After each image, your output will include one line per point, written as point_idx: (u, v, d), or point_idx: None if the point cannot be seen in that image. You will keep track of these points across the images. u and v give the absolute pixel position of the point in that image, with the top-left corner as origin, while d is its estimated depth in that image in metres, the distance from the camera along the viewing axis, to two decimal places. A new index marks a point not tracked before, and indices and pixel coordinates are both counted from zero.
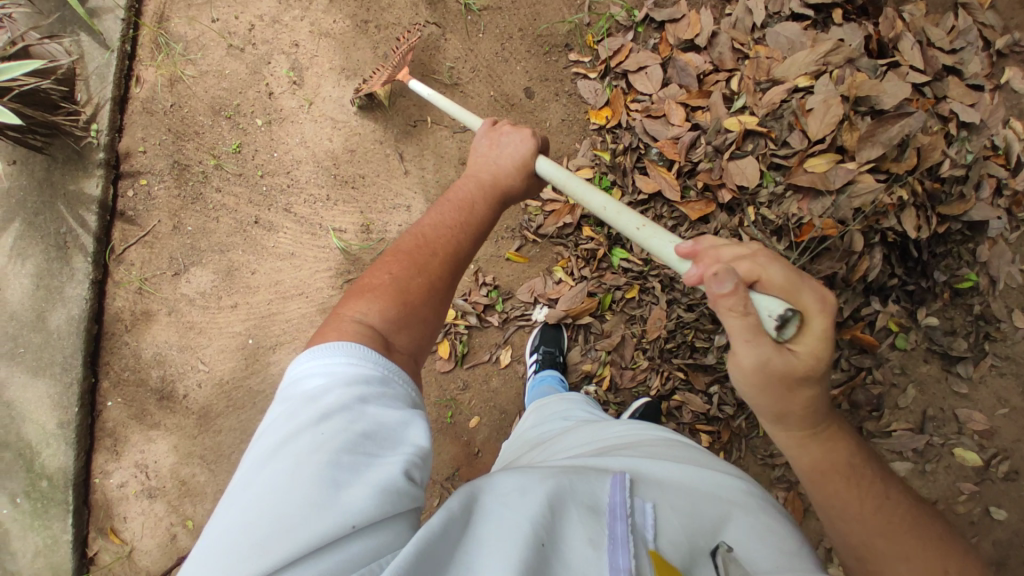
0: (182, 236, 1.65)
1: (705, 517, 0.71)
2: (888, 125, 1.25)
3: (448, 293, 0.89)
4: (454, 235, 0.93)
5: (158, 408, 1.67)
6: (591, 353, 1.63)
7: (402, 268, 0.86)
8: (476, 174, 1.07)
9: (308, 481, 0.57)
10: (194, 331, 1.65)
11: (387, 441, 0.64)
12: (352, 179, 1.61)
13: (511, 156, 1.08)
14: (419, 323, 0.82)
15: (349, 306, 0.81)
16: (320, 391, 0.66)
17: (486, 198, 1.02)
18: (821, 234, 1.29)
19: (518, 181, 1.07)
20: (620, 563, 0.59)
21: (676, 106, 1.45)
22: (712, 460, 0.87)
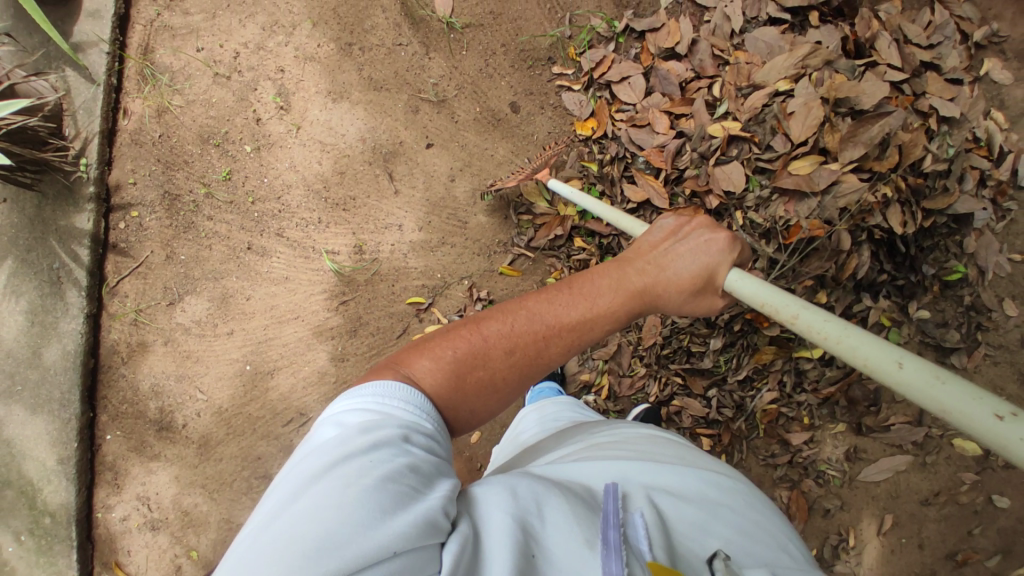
0: (176, 265, 1.65)
1: (696, 523, 0.71)
2: (869, 125, 1.27)
3: (504, 392, 0.85)
4: (546, 339, 0.86)
5: (158, 439, 1.66)
6: (589, 363, 1.64)
7: (472, 351, 0.82)
8: (631, 266, 0.95)
9: (354, 506, 0.56)
10: (191, 359, 1.65)
11: (430, 478, 0.63)
12: (343, 201, 1.62)
13: (682, 258, 0.95)
14: (460, 413, 0.80)
15: (410, 354, 0.80)
16: (373, 424, 0.66)
17: (615, 300, 0.92)
18: (809, 235, 1.31)
19: (673, 291, 0.95)
20: (613, 568, 0.58)
21: (660, 115, 1.46)
22: (701, 458, 0.87)
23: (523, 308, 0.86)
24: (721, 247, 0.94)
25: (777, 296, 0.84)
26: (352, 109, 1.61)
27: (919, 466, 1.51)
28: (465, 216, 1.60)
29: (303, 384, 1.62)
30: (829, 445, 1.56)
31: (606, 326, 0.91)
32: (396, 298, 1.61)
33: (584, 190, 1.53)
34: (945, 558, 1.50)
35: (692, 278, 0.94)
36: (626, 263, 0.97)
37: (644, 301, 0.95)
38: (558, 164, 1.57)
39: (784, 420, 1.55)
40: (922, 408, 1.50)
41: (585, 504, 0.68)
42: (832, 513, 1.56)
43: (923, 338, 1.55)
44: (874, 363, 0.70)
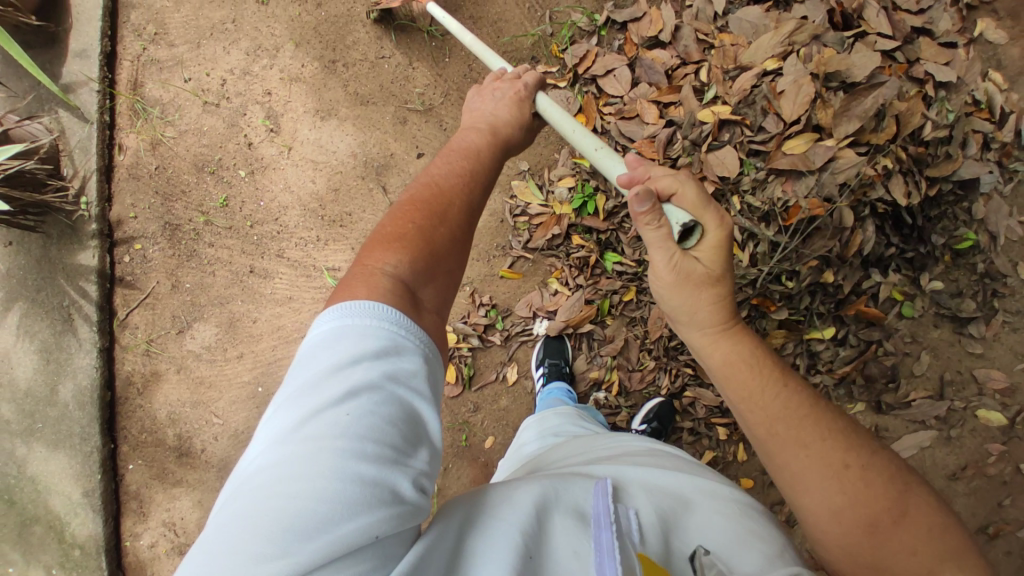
0: (182, 294, 1.67)
1: (688, 526, 0.76)
2: (862, 98, 1.24)
3: (466, 247, 0.89)
4: (465, 182, 0.93)
5: (178, 465, 1.69)
6: (597, 360, 1.61)
7: (424, 218, 0.85)
8: (474, 125, 1.07)
9: (331, 473, 0.54)
10: (204, 385, 1.68)
11: (408, 431, 0.62)
12: (339, 218, 1.63)
13: (502, 100, 1.11)
14: (443, 275, 0.82)
15: (374, 250, 0.79)
16: (346, 363, 0.62)
17: (490, 146, 1.03)
18: (810, 215, 1.27)
19: (521, 129, 1.10)
20: (608, 572, 0.62)
21: (648, 105, 1.43)
22: (701, 470, 0.92)
23: (430, 173, 0.93)
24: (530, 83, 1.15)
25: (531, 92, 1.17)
26: (341, 126, 1.61)
27: (944, 441, 1.56)
28: None
29: None
30: None
31: (493, 175, 1.02)
32: None
33: (577, 186, 1.53)
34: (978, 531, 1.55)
35: (517, 108, 1.11)
36: (473, 126, 1.07)
37: (510, 143, 1.09)
38: (550, 163, 1.58)
39: None
40: (942, 381, 1.56)
41: (579, 506, 0.71)
42: None
43: (939, 309, 1.55)
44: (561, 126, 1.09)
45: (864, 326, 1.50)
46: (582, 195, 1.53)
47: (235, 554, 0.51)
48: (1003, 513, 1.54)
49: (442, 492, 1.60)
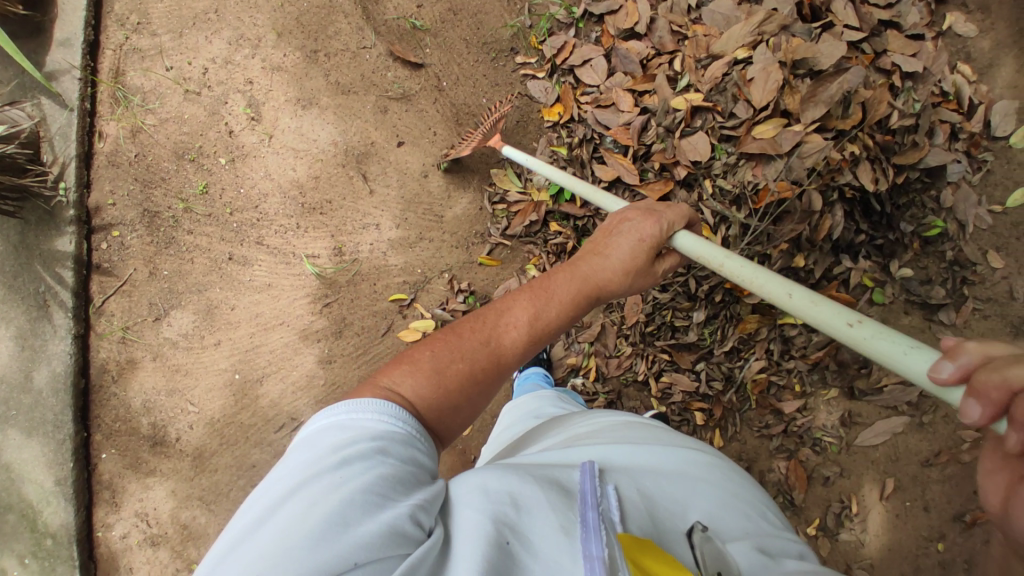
0: (159, 281, 1.67)
1: (671, 499, 0.77)
2: (828, 83, 1.27)
3: (489, 385, 0.88)
4: (514, 324, 0.91)
5: (152, 455, 1.70)
6: (574, 346, 1.63)
7: (445, 350, 0.86)
8: (578, 262, 1.04)
9: (320, 518, 0.59)
10: (181, 373, 1.68)
11: (402, 486, 0.65)
12: (319, 205, 1.64)
13: (625, 245, 1.03)
14: (449, 410, 0.83)
15: (392, 365, 0.84)
16: (346, 441, 0.68)
17: (574, 284, 0.99)
18: (778, 197, 1.29)
19: (621, 277, 1.02)
20: (593, 551, 0.60)
21: (623, 93, 1.46)
22: (677, 437, 0.95)
23: (489, 308, 0.92)
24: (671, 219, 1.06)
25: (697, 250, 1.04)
26: (322, 114, 1.63)
27: (917, 427, 1.61)
28: (440, 211, 1.62)
29: (292, 389, 1.65)
30: (823, 411, 1.64)
31: (569, 317, 0.98)
32: (379, 297, 1.63)
33: (554, 174, 1.55)
34: (954, 518, 1.59)
35: (632, 260, 1.03)
36: (578, 262, 1.04)
37: (605, 290, 1.03)
38: (530, 151, 1.59)
39: (775, 389, 1.61)
40: None
41: (563, 489, 0.72)
42: (832, 480, 1.65)
43: (908, 296, 1.60)
44: (774, 293, 0.86)
45: None
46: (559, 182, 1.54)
47: None
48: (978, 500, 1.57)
49: None
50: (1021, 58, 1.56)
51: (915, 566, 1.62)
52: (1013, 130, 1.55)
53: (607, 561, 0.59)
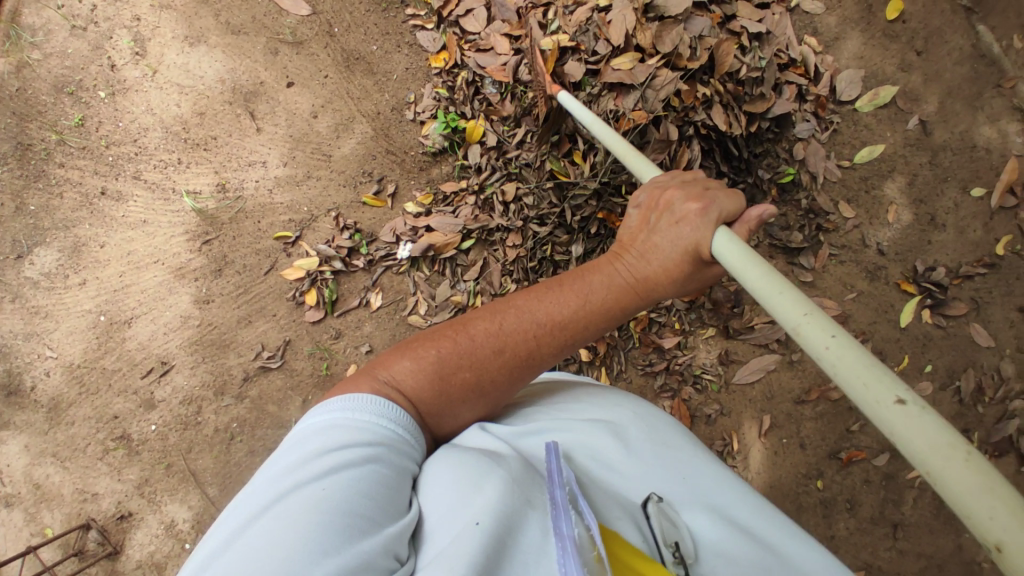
0: (25, 217, 1.62)
1: (632, 478, 0.85)
2: (671, 28, 1.42)
3: (498, 391, 0.90)
4: (534, 335, 0.89)
5: (7, 405, 1.59)
6: (460, 285, 1.60)
7: (454, 353, 0.88)
8: (617, 262, 0.92)
9: (307, 531, 0.64)
10: (41, 315, 1.60)
11: (388, 504, 0.71)
12: (203, 141, 1.63)
13: (676, 245, 0.88)
14: (446, 414, 0.88)
15: (394, 356, 0.88)
16: (338, 447, 0.73)
17: (611, 293, 0.90)
18: (635, 124, 1.43)
19: (670, 282, 0.90)
20: (564, 528, 0.69)
21: (500, 38, 1.56)
22: (619, 396, 1.01)
23: (505, 310, 0.90)
24: (722, 203, 0.86)
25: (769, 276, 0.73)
26: (210, 52, 1.65)
27: (788, 365, 1.72)
28: (329, 149, 1.63)
29: (163, 330, 1.58)
30: (703, 350, 1.72)
31: (602, 324, 0.92)
32: (262, 235, 1.61)
33: (438, 116, 1.61)
34: (832, 458, 1.69)
35: (685, 264, 0.88)
36: (620, 257, 0.94)
37: (649, 296, 0.92)
38: (416, 97, 1.64)
39: (656, 327, 1.70)
40: None
41: (530, 475, 0.79)
42: (714, 419, 1.72)
43: (772, 242, 1.76)
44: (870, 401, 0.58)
45: None
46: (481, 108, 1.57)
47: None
48: (856, 440, 1.69)
49: None
50: (865, 32, 1.75)
51: (795, 505, 1.68)
52: (859, 95, 1.74)
53: (577, 539, 0.67)
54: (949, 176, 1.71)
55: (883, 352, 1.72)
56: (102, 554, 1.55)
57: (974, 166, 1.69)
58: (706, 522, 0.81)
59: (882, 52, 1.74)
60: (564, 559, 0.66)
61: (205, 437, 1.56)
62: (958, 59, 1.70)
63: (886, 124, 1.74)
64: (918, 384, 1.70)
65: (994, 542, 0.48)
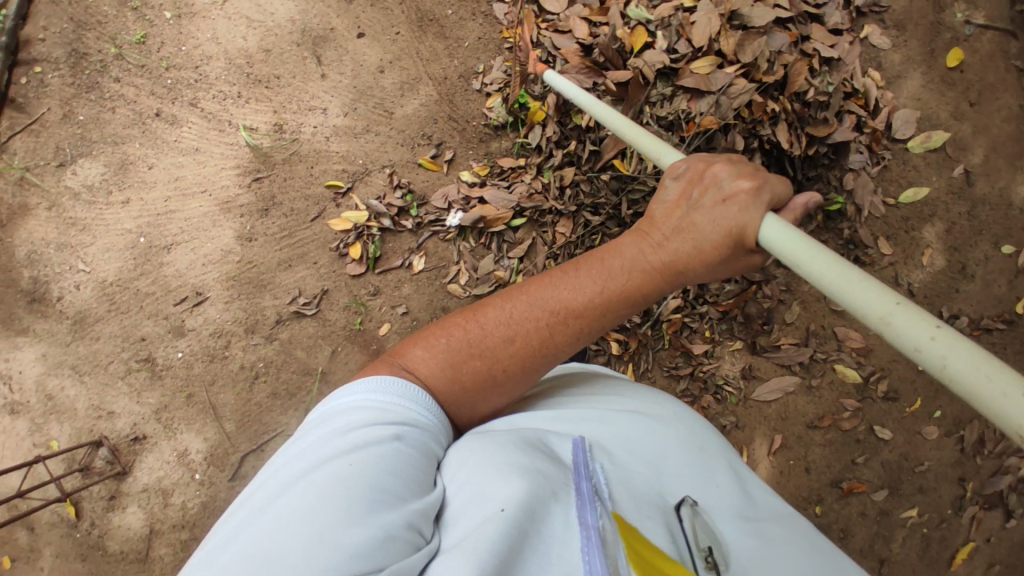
0: (73, 125, 1.61)
1: (665, 479, 0.83)
2: (753, 41, 1.39)
3: (512, 382, 0.85)
4: (548, 323, 0.84)
5: (28, 312, 1.58)
6: (503, 262, 1.60)
7: (467, 341, 0.84)
8: (653, 243, 0.85)
9: (335, 511, 0.62)
10: (77, 228, 1.59)
11: (413, 485, 0.70)
12: (266, 78, 1.61)
13: (718, 228, 0.82)
14: (463, 404, 0.85)
15: (411, 346, 0.86)
16: (364, 426, 0.71)
17: (641, 277, 0.83)
18: (703, 130, 1.39)
19: (704, 267, 0.83)
20: (589, 520, 0.67)
21: (580, 21, 1.52)
22: (652, 395, 0.99)
23: (517, 298, 0.85)
24: (774, 186, 0.82)
25: (843, 273, 0.70)
26: None
27: (805, 389, 1.75)
28: (391, 106, 1.62)
29: (202, 262, 1.57)
30: (727, 361, 1.75)
31: (623, 311, 0.85)
32: (314, 181, 1.60)
33: (507, 90, 1.59)
34: (833, 486, 1.74)
35: (723, 247, 0.82)
36: (648, 235, 0.86)
37: (683, 280, 0.85)
38: (486, 68, 1.63)
39: (687, 331, 1.72)
40: (808, 331, 1.73)
41: (557, 465, 0.77)
42: (727, 430, 1.75)
43: None
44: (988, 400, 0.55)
45: None
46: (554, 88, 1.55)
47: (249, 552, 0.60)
48: (859, 472, 1.74)
49: (325, 376, 1.55)
50: (925, 75, 1.70)
51: None
52: (911, 136, 1.69)
53: (601, 531, 0.65)
54: (983, 230, 1.70)
55: (899, 391, 1.72)
56: (110, 473, 1.55)
57: (1007, 224, 1.69)
58: (733, 529, 0.78)
59: (939, 98, 1.70)
60: (586, 549, 0.63)
61: (230, 373, 1.56)
62: (1005, 117, 1.69)
63: (933, 168, 1.70)
64: (925, 427, 1.72)
65: None
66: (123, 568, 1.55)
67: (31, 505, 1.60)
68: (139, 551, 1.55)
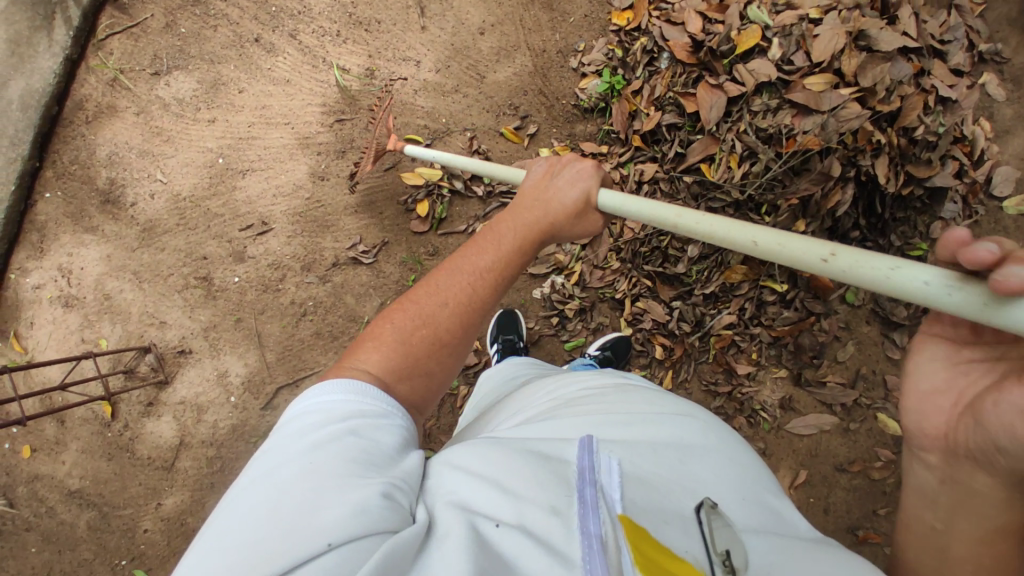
0: (172, 36, 1.62)
1: (679, 477, 0.68)
2: (874, 66, 1.32)
3: (457, 342, 0.84)
4: (470, 281, 0.86)
5: (100, 211, 1.61)
6: (566, 247, 1.75)
7: (407, 318, 0.81)
8: (529, 215, 0.98)
9: (296, 505, 0.56)
10: (161, 138, 1.61)
11: (378, 466, 0.63)
12: (367, 21, 1.60)
13: (576, 194, 1.03)
14: (422, 375, 0.79)
15: (354, 348, 0.79)
16: (315, 424, 0.66)
17: (528, 234, 0.95)
18: (803, 149, 1.31)
19: (568, 221, 1.01)
20: (591, 529, 0.57)
21: (694, 16, 1.45)
22: (668, 399, 0.85)
23: (439, 272, 0.86)
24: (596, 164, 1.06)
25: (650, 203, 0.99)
26: None
27: (841, 431, 1.70)
28: (484, 70, 1.60)
29: (274, 192, 1.59)
30: (768, 387, 1.70)
31: (522, 261, 0.94)
32: (395, 131, 1.60)
33: (603, 73, 1.56)
34: (849, 533, 1.69)
35: (576, 203, 1.01)
36: (517, 210, 0.99)
37: (555, 234, 1.00)
38: (586, 48, 1.60)
39: (734, 350, 1.68)
40: (858, 373, 1.68)
41: (555, 464, 0.66)
42: None
43: (875, 307, 1.66)
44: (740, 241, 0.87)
45: (812, 296, 1.62)
46: (652, 78, 1.50)
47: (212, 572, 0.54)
48: (879, 525, 1.68)
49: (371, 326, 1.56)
50: None
51: None
52: (1009, 195, 1.52)
53: (606, 540, 0.56)
54: None
55: None
56: (152, 381, 1.59)
57: None
58: (763, 536, 0.64)
59: None
60: (587, 558, 0.55)
61: (281, 305, 1.59)
62: None
63: None
64: None
65: (830, 254, 0.77)
66: (146, 474, 1.59)
67: (64, 400, 1.62)
68: (165, 461, 1.59)
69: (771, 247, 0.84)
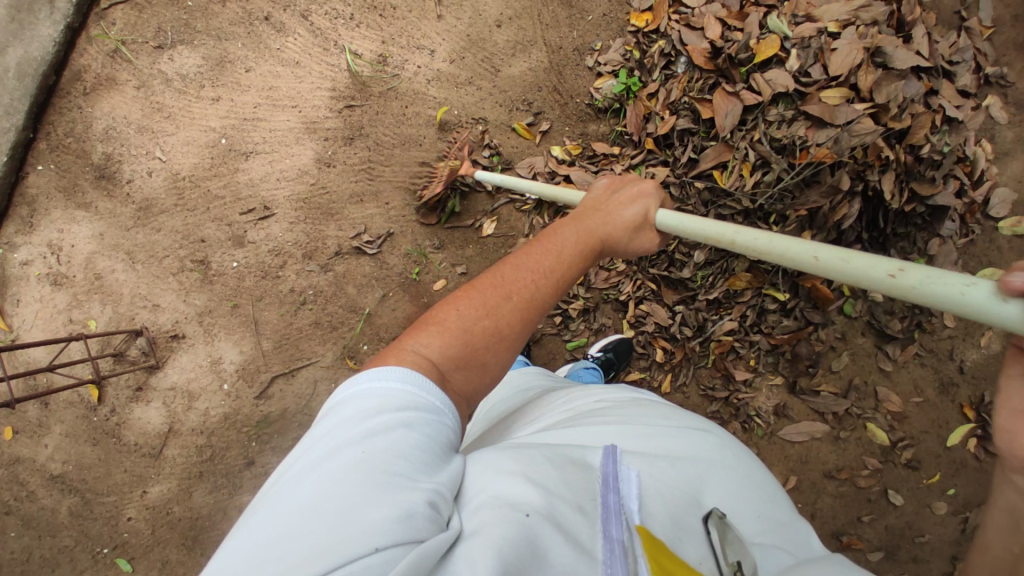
0: (178, 9, 1.56)
1: (692, 486, 0.67)
2: (887, 83, 1.33)
3: (514, 339, 0.80)
4: (535, 279, 0.83)
5: (94, 187, 1.55)
6: None
7: (470, 306, 0.78)
8: (590, 224, 0.96)
9: (343, 499, 0.53)
10: (162, 114, 1.56)
11: (427, 466, 0.59)
12: (382, 6, 1.56)
13: (630, 213, 1.00)
14: (478, 368, 0.75)
15: (412, 332, 0.75)
16: (367, 411, 0.62)
17: (587, 241, 0.93)
18: (815, 161, 1.32)
19: (623, 236, 0.99)
20: (613, 534, 0.58)
21: (714, 21, 1.45)
22: (683, 413, 0.85)
23: (503, 266, 0.83)
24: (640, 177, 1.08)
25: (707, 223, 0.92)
26: None
27: (831, 439, 1.72)
28: (499, 64, 1.58)
29: (278, 176, 1.55)
30: (763, 394, 1.72)
31: (578, 267, 0.91)
32: (405, 121, 1.56)
33: (619, 74, 1.56)
34: (833, 537, 1.72)
35: (636, 219, 1.00)
36: (577, 219, 0.97)
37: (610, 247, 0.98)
38: (603, 47, 1.58)
39: (733, 356, 1.69)
40: (850, 384, 1.69)
41: (578, 471, 0.65)
42: None
43: (870, 320, 1.65)
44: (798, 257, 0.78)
45: (811, 306, 1.61)
46: (668, 82, 1.50)
47: (251, 560, 0.51)
48: (862, 531, 1.71)
49: (372, 316, 1.54)
50: None
51: None
52: (1004, 216, 1.54)
53: (627, 547, 0.57)
54: None
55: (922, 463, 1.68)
56: (143, 365, 1.54)
57: None
58: (773, 552, 0.63)
59: None
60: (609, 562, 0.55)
61: (279, 292, 1.55)
62: None
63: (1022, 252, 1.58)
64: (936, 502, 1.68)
65: (897, 269, 0.66)
66: (132, 460, 1.54)
67: (50, 382, 1.56)
68: (152, 447, 1.54)
69: (836, 264, 0.73)
